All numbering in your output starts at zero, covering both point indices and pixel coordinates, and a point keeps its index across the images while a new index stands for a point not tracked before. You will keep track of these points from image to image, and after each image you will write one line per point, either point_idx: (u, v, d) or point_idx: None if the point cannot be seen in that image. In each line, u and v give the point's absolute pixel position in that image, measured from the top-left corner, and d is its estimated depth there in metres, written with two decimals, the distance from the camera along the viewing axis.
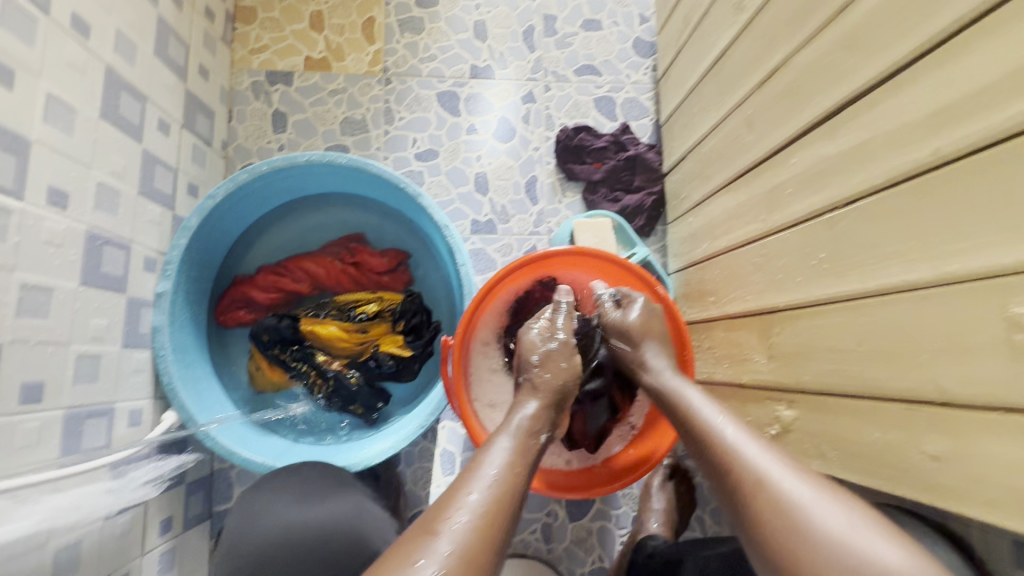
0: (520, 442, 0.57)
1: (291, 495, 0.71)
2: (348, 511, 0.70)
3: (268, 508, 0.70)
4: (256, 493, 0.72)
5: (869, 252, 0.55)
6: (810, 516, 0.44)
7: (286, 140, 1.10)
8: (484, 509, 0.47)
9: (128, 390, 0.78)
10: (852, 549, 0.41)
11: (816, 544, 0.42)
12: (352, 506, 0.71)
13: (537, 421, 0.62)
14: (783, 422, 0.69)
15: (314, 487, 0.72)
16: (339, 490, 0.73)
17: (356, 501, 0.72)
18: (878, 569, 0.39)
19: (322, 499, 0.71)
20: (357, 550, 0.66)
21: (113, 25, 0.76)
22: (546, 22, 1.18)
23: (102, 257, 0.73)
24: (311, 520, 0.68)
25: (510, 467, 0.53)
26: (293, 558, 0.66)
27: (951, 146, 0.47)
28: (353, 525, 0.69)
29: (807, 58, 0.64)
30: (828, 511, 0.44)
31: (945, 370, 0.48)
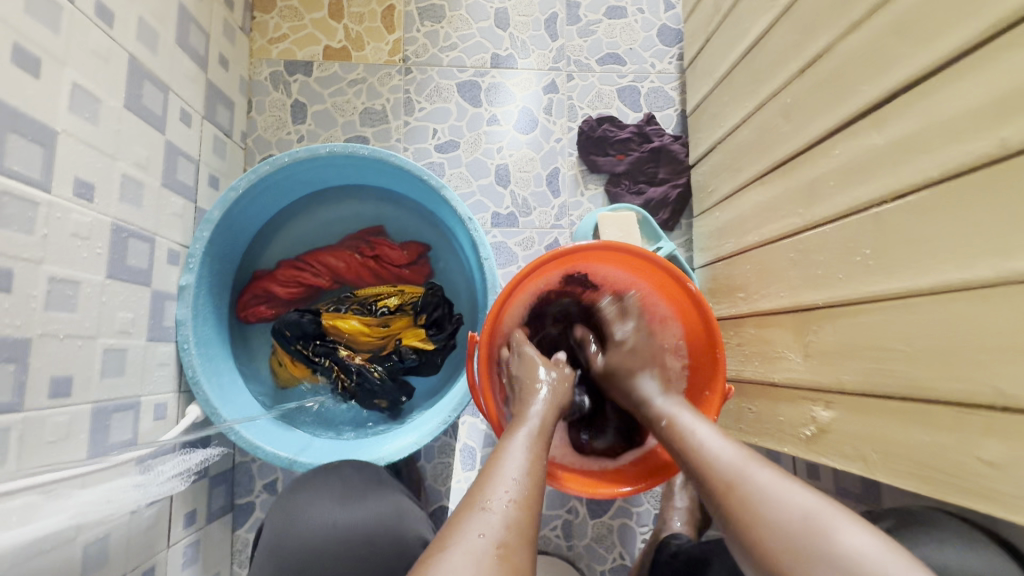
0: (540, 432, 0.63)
1: (332, 495, 0.70)
2: (390, 513, 0.70)
3: (309, 509, 0.69)
4: (295, 493, 0.71)
5: (921, 247, 0.53)
6: (780, 501, 0.49)
7: (306, 131, 1.09)
8: (522, 489, 0.53)
9: (153, 384, 0.78)
10: (816, 527, 0.46)
11: (784, 526, 0.47)
12: (393, 507, 0.70)
13: (547, 419, 0.66)
14: (819, 422, 0.67)
15: (354, 487, 0.72)
16: (378, 490, 0.72)
17: (395, 502, 0.72)
18: (840, 543, 0.44)
19: (363, 499, 0.71)
20: (400, 553, 0.67)
21: (136, 13, 0.75)
22: (569, 10, 1.15)
23: (127, 250, 0.73)
24: (354, 521, 0.68)
25: (535, 456, 0.59)
26: (336, 560, 0.66)
27: (1019, 136, 0.44)
28: (394, 526, 0.69)
29: (853, 44, 0.61)
30: (795, 495, 0.49)
31: (1005, 372, 0.46)
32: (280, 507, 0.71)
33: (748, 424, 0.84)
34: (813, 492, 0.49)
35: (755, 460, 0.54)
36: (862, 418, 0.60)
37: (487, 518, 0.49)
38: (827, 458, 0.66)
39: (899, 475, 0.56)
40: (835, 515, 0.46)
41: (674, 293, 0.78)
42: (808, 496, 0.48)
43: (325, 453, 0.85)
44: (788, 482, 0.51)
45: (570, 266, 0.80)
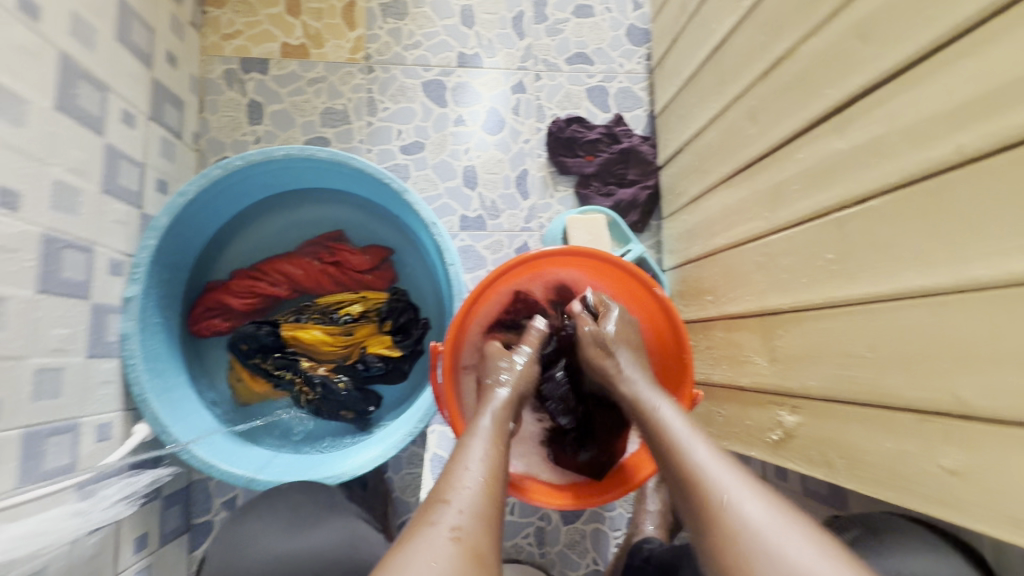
0: (498, 421, 0.61)
1: (279, 522, 0.71)
2: (343, 541, 0.69)
3: (256, 537, 0.69)
4: (243, 520, 0.71)
5: (881, 253, 0.52)
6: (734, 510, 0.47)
7: (263, 131, 1.05)
8: (484, 481, 0.52)
9: (95, 404, 0.73)
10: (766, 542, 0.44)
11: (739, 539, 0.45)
12: (345, 532, 0.70)
13: (509, 411, 0.64)
14: (785, 427, 0.67)
15: (303, 513, 0.72)
16: (330, 515, 0.72)
17: (349, 526, 0.71)
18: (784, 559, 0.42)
19: (313, 525, 0.71)
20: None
21: (69, 6, 0.70)
22: (536, 8, 1.12)
23: (62, 262, 0.68)
24: (302, 549, 0.68)
25: (495, 444, 0.57)
26: None
27: (975, 143, 0.44)
28: (347, 554, 0.68)
29: (815, 47, 0.61)
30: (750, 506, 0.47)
31: (963, 380, 0.45)
32: (226, 535, 0.71)
33: (717, 427, 0.83)
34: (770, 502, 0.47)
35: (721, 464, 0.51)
36: (826, 423, 0.60)
37: (450, 512, 0.48)
38: (793, 463, 0.66)
39: (863, 480, 0.55)
40: (788, 527, 0.45)
41: (640, 296, 0.77)
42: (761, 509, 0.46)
43: (285, 471, 0.81)
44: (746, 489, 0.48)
45: (536, 273, 0.79)
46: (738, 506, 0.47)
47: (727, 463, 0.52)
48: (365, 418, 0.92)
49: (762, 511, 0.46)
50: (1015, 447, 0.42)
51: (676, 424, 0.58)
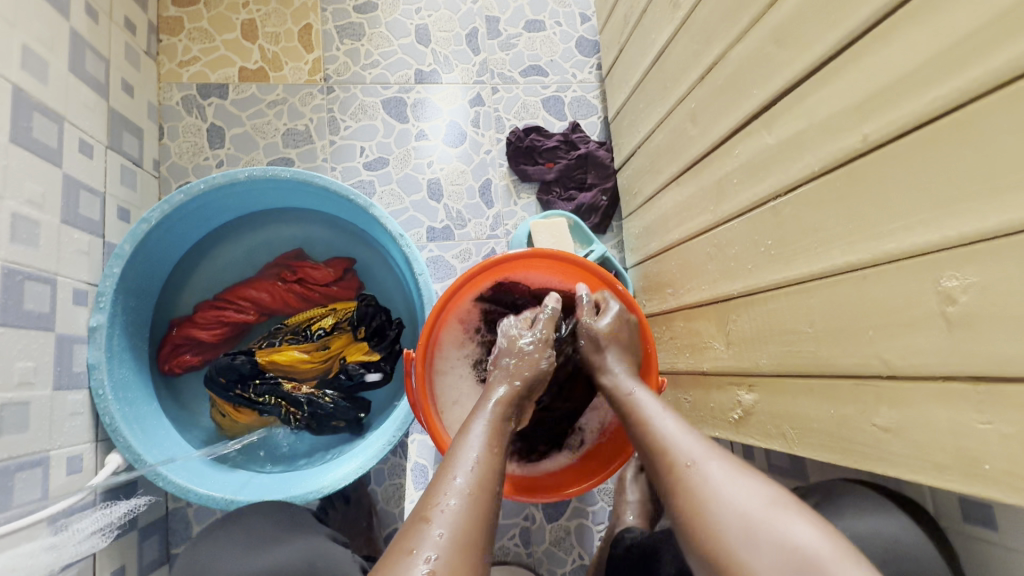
0: (495, 425, 0.61)
1: (237, 546, 0.67)
2: (300, 561, 0.65)
3: (215, 562, 0.66)
4: (200, 548, 0.68)
5: (811, 235, 0.57)
6: (721, 496, 0.46)
7: (225, 155, 1.05)
8: (469, 491, 0.52)
9: (65, 436, 0.72)
10: (768, 526, 0.43)
11: (720, 524, 0.45)
12: (305, 549, 0.67)
13: (505, 407, 0.64)
14: (744, 406, 0.71)
15: (260, 536, 0.69)
16: (292, 535, 0.70)
17: (306, 548, 0.67)
18: (785, 543, 0.42)
19: (268, 549, 0.66)
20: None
21: (19, 40, 0.70)
22: (489, 24, 1.17)
23: (23, 293, 0.67)
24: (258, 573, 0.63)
25: (486, 448, 0.57)
26: None
27: (878, 132, 0.49)
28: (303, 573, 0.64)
29: (741, 53, 0.66)
30: (742, 489, 0.46)
31: (886, 346, 0.49)
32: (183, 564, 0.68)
33: (685, 413, 0.87)
34: (763, 481, 0.47)
35: (717, 454, 0.50)
36: (780, 398, 0.64)
37: (432, 537, 0.47)
38: (753, 439, 0.70)
39: (813, 447, 0.59)
40: (783, 505, 0.45)
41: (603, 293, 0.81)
42: (758, 487, 0.46)
43: (265, 489, 0.81)
44: (736, 473, 0.48)
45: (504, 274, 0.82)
46: (704, 468, 0.49)
47: (692, 434, 0.54)
48: (359, 425, 0.91)
49: (723, 471, 0.48)
50: (934, 399, 0.45)
51: (676, 437, 0.54)
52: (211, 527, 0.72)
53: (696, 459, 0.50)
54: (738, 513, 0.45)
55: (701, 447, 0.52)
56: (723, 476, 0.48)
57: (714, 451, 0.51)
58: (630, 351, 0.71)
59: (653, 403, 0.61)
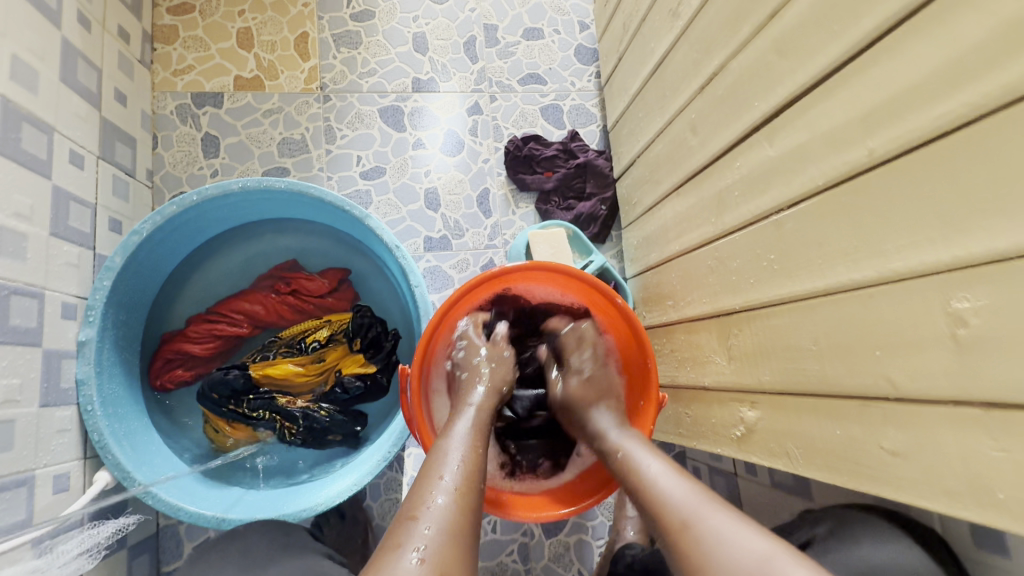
0: (476, 430, 0.64)
1: (232, 567, 0.68)
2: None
3: None
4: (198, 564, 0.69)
5: (815, 250, 0.56)
6: (726, 554, 0.45)
7: (219, 165, 1.04)
8: (455, 499, 0.52)
9: (53, 454, 0.71)
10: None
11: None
12: (303, 567, 0.67)
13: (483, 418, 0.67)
14: (746, 423, 0.70)
15: (255, 557, 0.69)
16: (288, 555, 0.69)
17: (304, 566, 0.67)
18: None
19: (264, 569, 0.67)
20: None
21: (8, 50, 0.69)
22: (487, 32, 1.16)
23: (9, 308, 0.66)
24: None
25: (471, 448, 0.59)
26: None
27: (884, 146, 0.48)
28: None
29: (742, 63, 0.65)
30: (746, 544, 0.45)
31: (894, 367, 0.48)
32: None
33: (686, 428, 0.85)
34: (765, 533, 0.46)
35: (712, 504, 0.50)
36: (784, 416, 0.62)
37: (421, 531, 0.48)
38: (756, 457, 0.68)
39: (818, 468, 0.58)
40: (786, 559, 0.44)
41: (602, 307, 0.80)
42: (760, 541, 0.45)
43: (258, 506, 0.80)
44: (739, 527, 0.47)
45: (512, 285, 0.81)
46: (707, 519, 0.48)
47: (693, 485, 0.53)
48: (355, 439, 0.89)
49: (728, 523, 0.47)
50: (945, 423, 0.44)
51: (664, 483, 0.55)
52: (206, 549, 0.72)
53: (695, 511, 0.50)
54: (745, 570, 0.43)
55: (692, 495, 0.52)
56: (727, 530, 0.47)
57: (709, 500, 0.51)
58: (614, 406, 0.74)
59: (640, 451, 0.63)
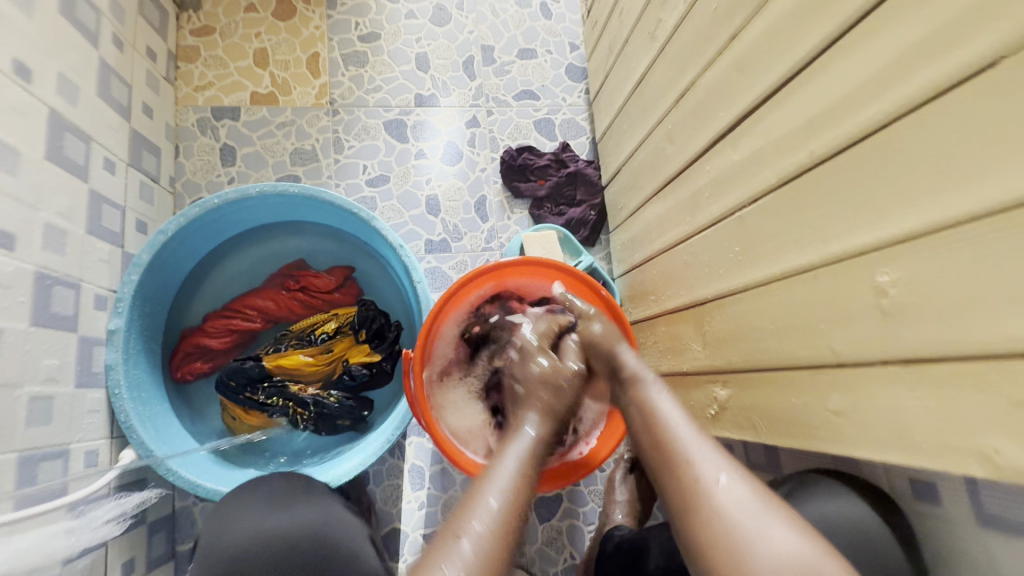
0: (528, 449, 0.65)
1: (260, 502, 0.72)
2: (316, 520, 0.70)
3: (238, 516, 0.70)
4: (226, 503, 0.72)
5: (771, 240, 0.63)
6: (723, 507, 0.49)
7: (236, 172, 1.12)
8: (501, 515, 0.56)
9: (84, 431, 0.77)
10: (750, 528, 0.47)
11: (721, 535, 0.48)
12: (323, 508, 0.72)
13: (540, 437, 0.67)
14: (719, 401, 0.76)
15: (282, 495, 0.73)
16: (310, 496, 0.74)
17: (324, 508, 0.72)
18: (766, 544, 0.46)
19: (291, 505, 0.71)
20: (326, 554, 0.67)
21: (55, 67, 0.77)
22: (484, 53, 1.25)
23: (51, 297, 0.73)
24: (279, 527, 0.68)
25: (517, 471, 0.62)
26: (264, 561, 0.66)
27: (821, 149, 0.56)
28: (320, 533, 0.68)
29: (709, 79, 0.74)
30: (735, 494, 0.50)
31: (834, 338, 0.55)
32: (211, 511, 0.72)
33: None
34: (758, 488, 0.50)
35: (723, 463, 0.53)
36: (749, 391, 0.69)
37: (462, 549, 0.53)
38: (728, 432, 0.75)
39: (778, 435, 0.65)
40: (772, 512, 0.48)
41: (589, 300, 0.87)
42: (742, 492, 0.50)
43: None
44: (738, 481, 0.51)
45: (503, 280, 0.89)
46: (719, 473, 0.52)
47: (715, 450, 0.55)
48: (362, 424, 0.96)
49: (748, 498, 0.49)
50: (874, 382, 0.51)
51: (689, 448, 0.55)
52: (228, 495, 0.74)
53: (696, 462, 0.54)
54: (733, 514, 0.48)
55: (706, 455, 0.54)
56: (748, 514, 0.48)
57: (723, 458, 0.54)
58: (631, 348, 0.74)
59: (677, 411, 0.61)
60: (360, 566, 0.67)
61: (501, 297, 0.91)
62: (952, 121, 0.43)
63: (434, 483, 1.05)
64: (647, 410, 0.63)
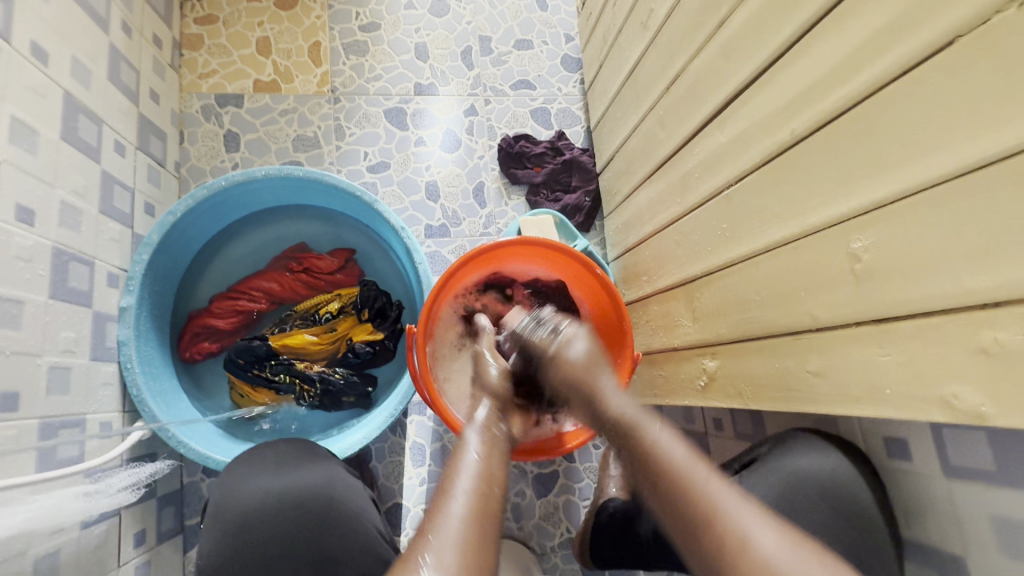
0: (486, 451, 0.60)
1: (266, 465, 0.75)
2: (321, 481, 0.73)
3: (245, 479, 0.73)
4: (237, 466, 0.75)
5: (756, 216, 0.67)
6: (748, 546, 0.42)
7: (239, 158, 1.15)
8: (472, 511, 0.51)
9: (98, 403, 0.80)
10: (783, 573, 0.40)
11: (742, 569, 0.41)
12: (325, 471, 0.75)
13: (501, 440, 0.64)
14: (708, 372, 0.80)
15: (288, 458, 0.76)
16: (315, 459, 0.77)
17: (328, 470, 0.76)
18: None
19: (297, 467, 0.75)
20: (331, 511, 0.71)
21: (69, 52, 0.80)
22: (482, 43, 1.28)
23: (67, 272, 0.76)
24: (287, 487, 0.72)
25: (484, 478, 0.56)
26: (270, 521, 0.69)
27: (802, 127, 0.59)
28: (325, 493, 0.72)
29: (698, 66, 0.77)
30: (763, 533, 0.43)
31: (814, 304, 0.59)
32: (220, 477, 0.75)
33: (660, 388, 0.96)
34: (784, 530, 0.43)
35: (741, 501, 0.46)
36: (736, 360, 0.73)
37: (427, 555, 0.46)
38: (716, 401, 0.79)
39: (763, 400, 0.68)
40: (809, 558, 0.41)
41: (584, 278, 0.91)
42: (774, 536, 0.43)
43: None
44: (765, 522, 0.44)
45: (504, 259, 0.92)
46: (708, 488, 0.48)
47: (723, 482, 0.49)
48: (366, 400, 1.00)
49: (774, 539, 0.42)
50: (849, 342, 0.55)
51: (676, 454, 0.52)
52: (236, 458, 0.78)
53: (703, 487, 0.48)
54: (757, 553, 0.42)
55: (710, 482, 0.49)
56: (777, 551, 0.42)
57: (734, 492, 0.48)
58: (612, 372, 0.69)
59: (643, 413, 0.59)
60: (362, 523, 0.72)
61: (498, 278, 0.95)
62: (915, 96, 0.47)
63: (434, 459, 1.08)
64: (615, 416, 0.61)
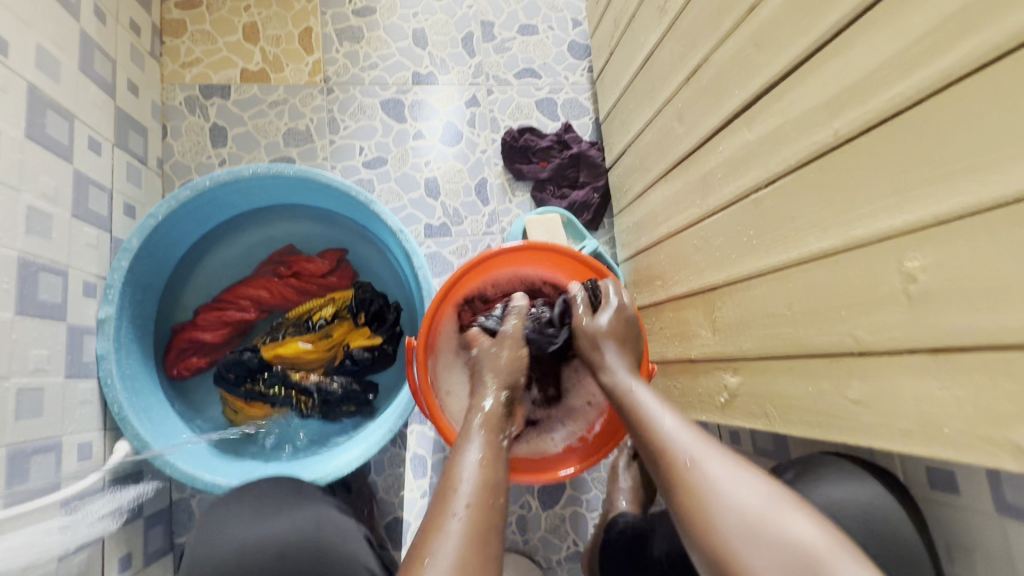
0: (488, 435, 0.61)
1: (247, 510, 0.70)
2: (307, 525, 0.69)
3: (223, 526, 0.69)
4: (214, 510, 0.71)
5: (789, 225, 0.61)
6: (778, 529, 0.44)
7: (227, 154, 1.08)
8: (477, 482, 0.54)
9: (76, 423, 0.75)
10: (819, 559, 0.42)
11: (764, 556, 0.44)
12: (310, 516, 0.70)
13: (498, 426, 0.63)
14: (729, 389, 0.75)
15: (268, 502, 0.71)
16: (298, 503, 0.72)
17: (315, 512, 0.71)
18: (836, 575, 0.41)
19: (276, 513, 0.70)
20: (319, 560, 0.66)
21: (34, 41, 0.73)
22: (484, 28, 1.21)
23: (37, 284, 0.70)
24: (267, 536, 0.67)
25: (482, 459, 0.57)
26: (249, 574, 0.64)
27: (847, 128, 0.53)
28: (312, 536, 0.68)
29: (723, 56, 0.70)
30: (792, 519, 0.45)
31: (857, 325, 0.53)
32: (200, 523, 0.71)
33: (675, 400, 0.91)
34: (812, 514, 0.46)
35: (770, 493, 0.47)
36: (761, 379, 0.68)
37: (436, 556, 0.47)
38: (739, 420, 0.74)
39: (792, 424, 0.63)
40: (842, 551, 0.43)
41: None
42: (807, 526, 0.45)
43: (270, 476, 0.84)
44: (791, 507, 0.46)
45: (519, 265, 0.86)
46: (701, 467, 0.50)
47: (737, 463, 0.51)
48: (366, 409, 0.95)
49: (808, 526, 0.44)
50: (899, 371, 0.50)
51: (680, 436, 0.54)
52: (224, 496, 0.74)
53: (698, 459, 0.51)
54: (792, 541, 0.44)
55: (727, 470, 0.50)
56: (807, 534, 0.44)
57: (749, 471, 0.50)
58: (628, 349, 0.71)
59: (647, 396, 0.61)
60: (353, 568, 0.66)
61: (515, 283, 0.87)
62: (994, 97, 0.40)
63: (436, 471, 1.03)
64: (622, 389, 0.64)
